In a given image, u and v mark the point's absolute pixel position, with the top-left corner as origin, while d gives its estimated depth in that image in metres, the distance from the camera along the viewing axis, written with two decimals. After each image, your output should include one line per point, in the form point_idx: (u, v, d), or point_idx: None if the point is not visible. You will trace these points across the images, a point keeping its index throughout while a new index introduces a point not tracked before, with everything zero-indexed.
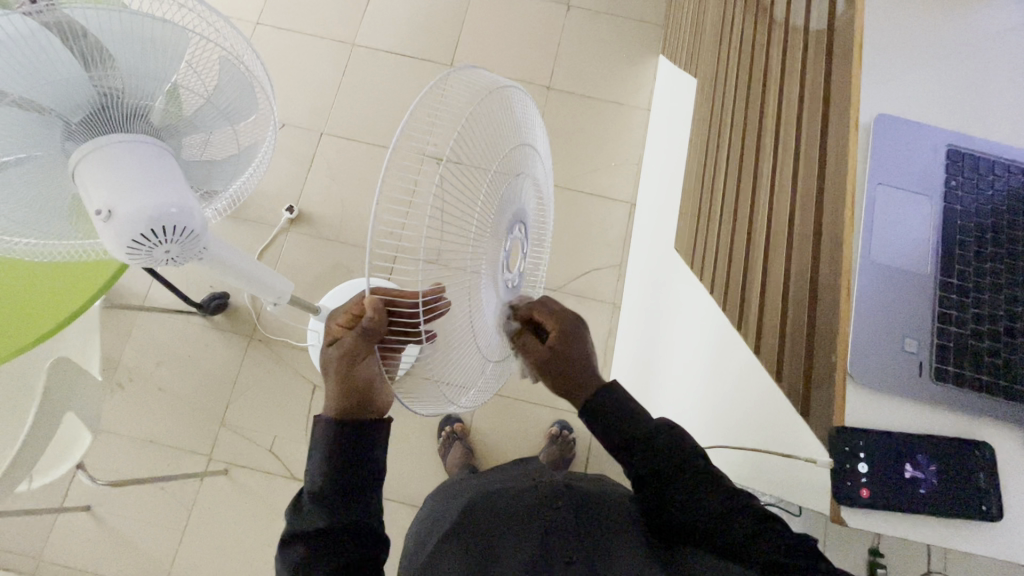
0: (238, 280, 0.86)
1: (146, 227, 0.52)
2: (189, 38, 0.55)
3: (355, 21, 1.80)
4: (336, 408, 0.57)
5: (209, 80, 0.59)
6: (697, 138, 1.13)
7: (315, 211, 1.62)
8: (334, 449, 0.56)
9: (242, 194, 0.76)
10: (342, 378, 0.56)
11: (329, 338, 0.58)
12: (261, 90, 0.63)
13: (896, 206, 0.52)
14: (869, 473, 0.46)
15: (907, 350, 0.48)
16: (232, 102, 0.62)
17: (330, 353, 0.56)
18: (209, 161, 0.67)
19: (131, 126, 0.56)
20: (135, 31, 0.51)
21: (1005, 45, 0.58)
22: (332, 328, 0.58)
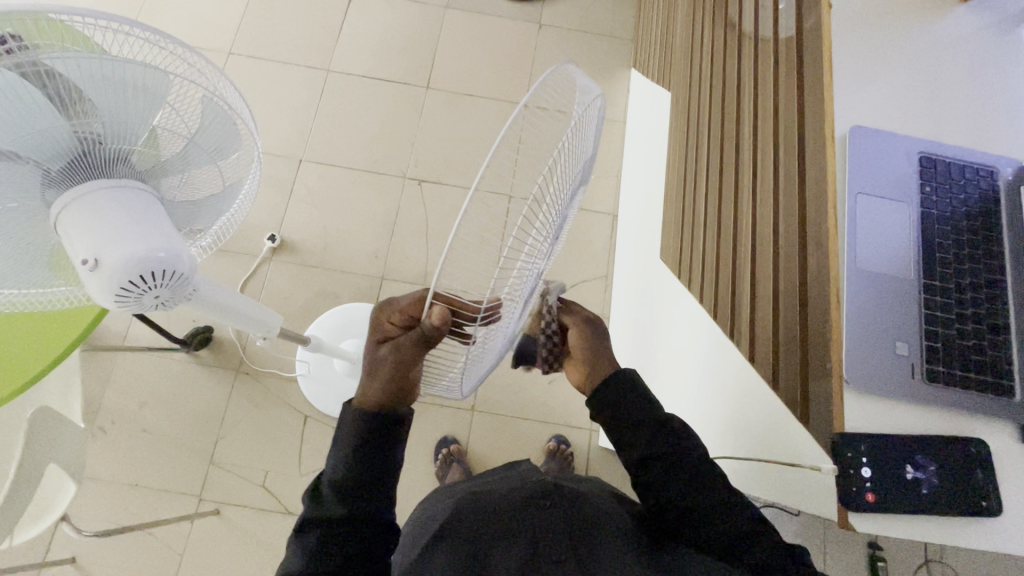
0: (224, 317, 0.84)
1: (133, 274, 0.51)
2: (171, 81, 0.54)
3: (329, 47, 1.80)
4: (375, 401, 0.60)
5: (193, 121, 0.59)
6: (676, 150, 1.16)
7: (298, 239, 1.61)
8: (352, 439, 0.59)
9: (229, 230, 0.74)
10: (390, 375, 0.59)
11: (378, 334, 0.60)
12: (245, 127, 0.63)
13: (878, 213, 0.54)
14: (872, 477, 0.46)
15: (899, 354, 0.49)
16: (217, 140, 0.62)
17: (382, 352, 0.59)
18: (197, 199, 0.66)
19: (113, 172, 0.55)
20: (116, 77, 0.50)
21: (965, 53, 0.61)
22: (385, 324, 0.60)
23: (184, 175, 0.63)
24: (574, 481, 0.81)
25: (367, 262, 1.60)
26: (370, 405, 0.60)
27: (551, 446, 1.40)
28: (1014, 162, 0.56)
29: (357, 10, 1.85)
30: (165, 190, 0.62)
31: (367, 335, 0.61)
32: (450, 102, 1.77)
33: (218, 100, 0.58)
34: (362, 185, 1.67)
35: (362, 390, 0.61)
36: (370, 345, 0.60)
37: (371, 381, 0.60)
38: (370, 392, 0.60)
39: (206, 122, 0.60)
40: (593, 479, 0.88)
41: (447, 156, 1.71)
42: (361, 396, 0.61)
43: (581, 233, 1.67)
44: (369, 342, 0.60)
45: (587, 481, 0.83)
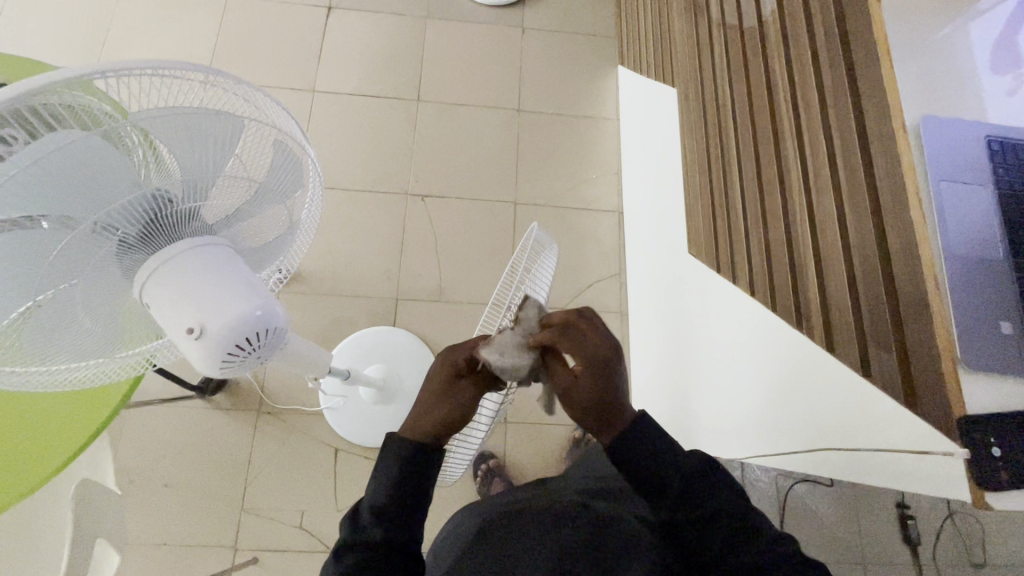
0: (282, 360, 0.78)
1: (241, 336, 0.49)
2: (243, 124, 0.51)
3: (312, 67, 1.75)
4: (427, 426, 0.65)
5: (251, 158, 0.55)
6: (693, 144, 1.17)
7: (304, 268, 1.56)
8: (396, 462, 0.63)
9: (289, 270, 0.70)
10: (457, 411, 0.67)
11: (451, 372, 0.69)
12: (310, 164, 0.59)
13: (963, 199, 0.55)
14: (1004, 454, 0.48)
15: (1006, 334, 0.51)
16: (279, 172, 0.57)
17: (458, 388, 0.68)
18: (264, 244, 0.62)
19: (189, 228, 0.51)
20: (195, 127, 0.47)
21: (1005, 35, 0.63)
22: (460, 362, 0.70)
23: (250, 222, 0.59)
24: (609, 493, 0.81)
25: (380, 283, 1.57)
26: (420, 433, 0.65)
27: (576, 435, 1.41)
28: None
29: (337, 27, 1.80)
30: (231, 240, 0.58)
31: (435, 371, 0.69)
32: (444, 113, 1.75)
33: (273, 128, 0.53)
34: (364, 206, 1.63)
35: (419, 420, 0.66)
36: (444, 381, 0.68)
37: (434, 412, 0.66)
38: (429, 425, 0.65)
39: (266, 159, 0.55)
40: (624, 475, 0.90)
41: (448, 168, 1.69)
42: (412, 425, 0.66)
43: (590, 234, 1.68)
44: (441, 378, 0.69)
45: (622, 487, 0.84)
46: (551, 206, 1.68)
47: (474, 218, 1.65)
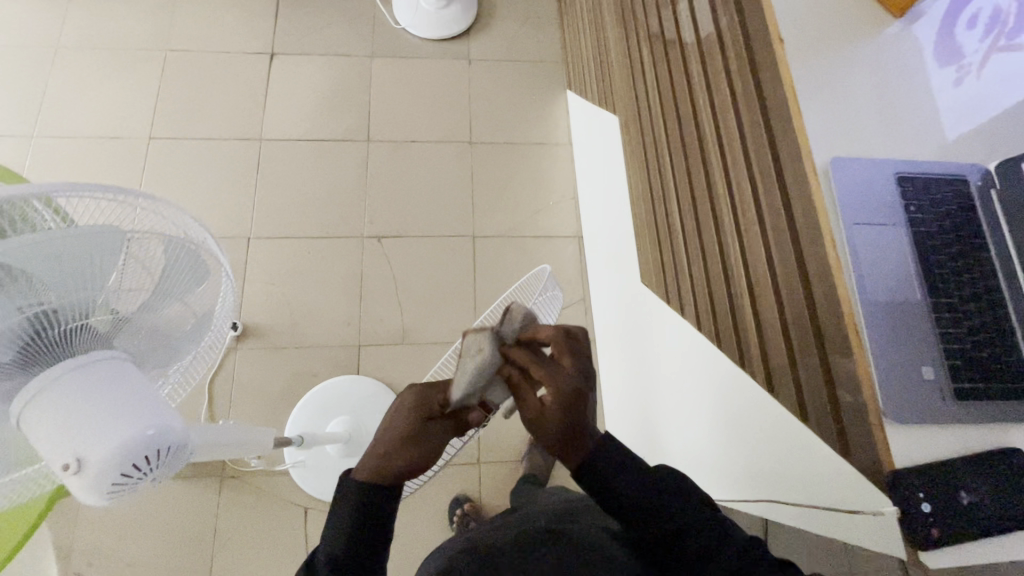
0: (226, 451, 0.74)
1: (128, 463, 0.46)
2: (128, 236, 0.49)
3: (258, 115, 1.73)
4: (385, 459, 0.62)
5: (159, 269, 0.53)
6: (636, 172, 1.17)
7: (261, 321, 1.52)
8: (348, 512, 0.60)
9: (197, 368, 0.68)
10: (424, 454, 0.64)
11: (423, 413, 0.66)
12: (215, 261, 0.57)
13: (875, 240, 0.55)
14: (933, 509, 0.46)
15: (927, 379, 0.50)
16: (185, 281, 0.56)
17: (429, 432, 0.65)
18: (167, 347, 0.60)
19: (74, 345, 0.49)
20: (71, 249, 0.45)
21: (905, 68, 0.64)
22: (433, 403, 0.67)
23: (151, 325, 0.57)
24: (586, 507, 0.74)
25: (341, 331, 1.53)
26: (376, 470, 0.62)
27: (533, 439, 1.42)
28: (980, 166, 0.59)
29: (281, 73, 1.78)
30: (130, 346, 0.55)
31: (405, 408, 0.66)
32: (395, 152, 1.73)
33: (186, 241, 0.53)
34: (320, 252, 1.61)
35: (384, 462, 0.62)
36: (414, 421, 0.65)
37: (402, 451, 0.62)
38: (394, 467, 0.61)
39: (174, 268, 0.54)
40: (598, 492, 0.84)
41: (402, 206, 1.67)
42: (370, 462, 0.62)
43: (552, 261, 1.66)
44: (412, 417, 0.65)
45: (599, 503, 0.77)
46: (509, 236, 1.67)
47: (433, 256, 1.63)
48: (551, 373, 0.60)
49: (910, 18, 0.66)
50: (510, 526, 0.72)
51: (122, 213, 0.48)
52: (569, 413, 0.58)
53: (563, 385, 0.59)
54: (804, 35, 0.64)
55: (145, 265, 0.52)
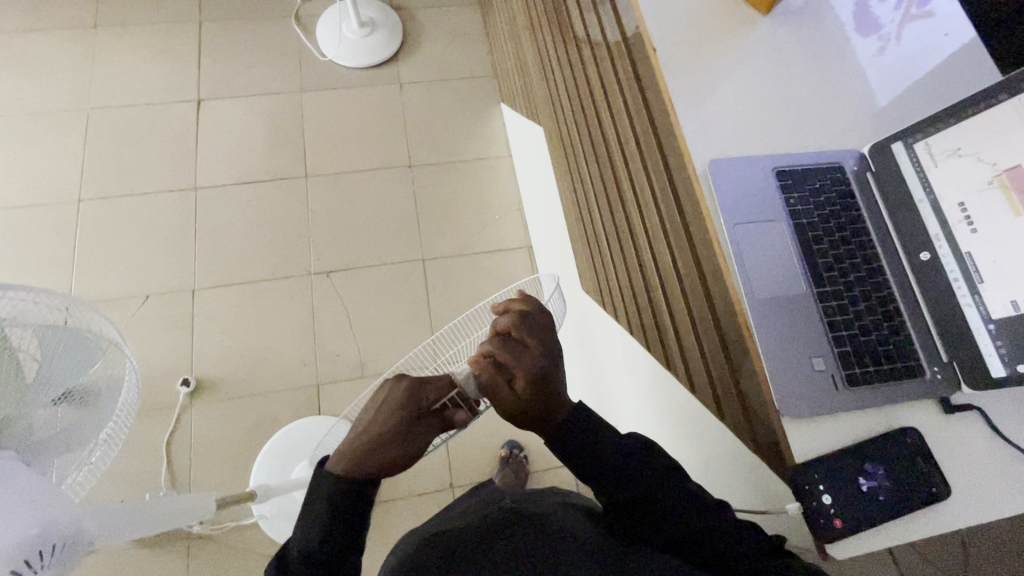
0: (157, 526, 0.72)
1: (16, 562, 0.46)
2: (11, 335, 0.54)
3: (191, 164, 1.70)
4: (361, 456, 0.61)
5: (39, 360, 0.57)
6: (564, 182, 1.18)
7: (215, 374, 1.49)
8: (322, 503, 0.59)
9: (106, 456, 0.70)
10: (408, 454, 0.63)
11: (412, 410, 0.65)
12: (106, 344, 0.62)
13: (758, 238, 0.57)
14: (833, 499, 0.48)
15: (819, 369, 0.52)
16: (69, 362, 0.60)
17: (416, 431, 0.64)
18: (62, 436, 0.62)
19: None
20: None
21: (773, 69, 0.68)
22: (423, 400, 0.66)
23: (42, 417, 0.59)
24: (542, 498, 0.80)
25: (299, 372, 1.51)
26: (353, 467, 0.60)
27: (504, 454, 1.42)
28: (855, 153, 0.62)
29: (210, 119, 1.76)
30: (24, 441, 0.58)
31: (394, 404, 0.64)
32: (335, 184, 1.72)
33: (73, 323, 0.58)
34: (268, 295, 1.58)
35: (366, 459, 0.61)
36: (403, 418, 0.64)
37: (387, 449, 0.62)
38: (377, 463, 0.61)
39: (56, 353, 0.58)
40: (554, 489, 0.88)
41: (349, 238, 1.66)
42: (347, 455, 0.61)
43: (505, 274, 1.66)
44: (400, 414, 0.64)
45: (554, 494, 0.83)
46: (459, 255, 1.67)
47: (385, 284, 1.62)
48: (521, 357, 0.61)
49: (777, 21, 0.70)
50: (476, 511, 0.76)
51: (11, 311, 0.54)
52: (541, 392, 0.60)
53: (533, 367, 0.60)
54: (677, 45, 0.67)
55: (24, 358, 0.56)
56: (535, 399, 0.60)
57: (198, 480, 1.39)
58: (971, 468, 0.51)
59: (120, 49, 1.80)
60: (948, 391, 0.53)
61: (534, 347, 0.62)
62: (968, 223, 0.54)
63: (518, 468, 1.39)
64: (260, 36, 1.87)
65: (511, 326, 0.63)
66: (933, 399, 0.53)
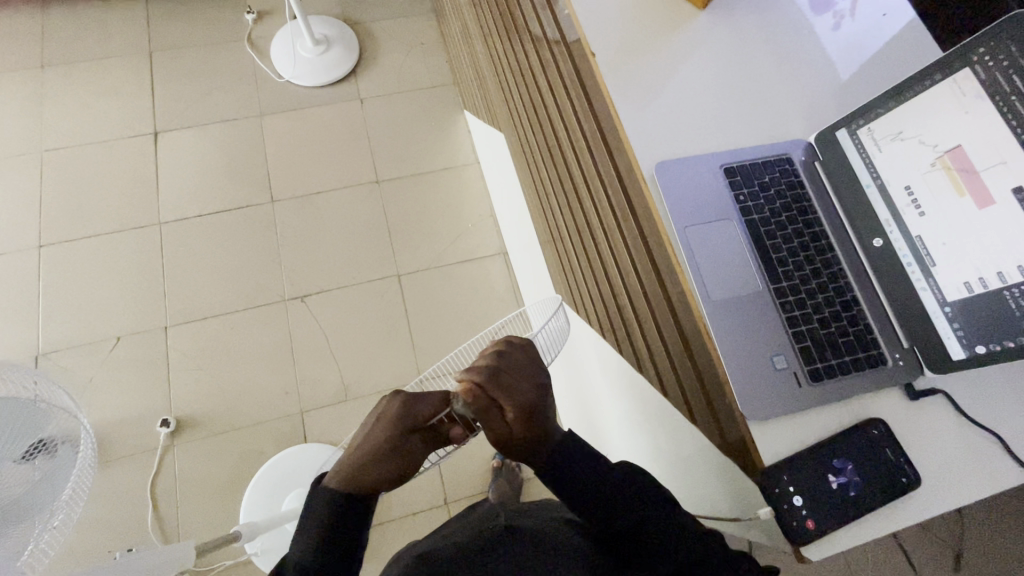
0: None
1: None
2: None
3: (152, 199, 1.66)
4: (351, 473, 0.58)
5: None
6: (528, 189, 1.17)
7: (194, 411, 1.46)
8: (318, 517, 0.56)
9: (70, 518, 0.71)
10: (398, 472, 0.59)
11: (404, 426, 0.59)
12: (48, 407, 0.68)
13: (711, 241, 0.59)
14: (804, 502, 0.50)
15: (779, 366, 0.54)
16: (22, 431, 0.64)
17: (406, 449, 0.59)
18: (33, 495, 0.64)
19: None
20: None
21: (712, 72, 0.70)
22: (416, 415, 0.60)
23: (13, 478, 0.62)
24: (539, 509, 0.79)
25: (280, 401, 1.48)
26: (343, 482, 0.57)
27: (496, 464, 1.41)
28: (802, 142, 0.66)
29: (168, 151, 1.72)
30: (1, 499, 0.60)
31: (385, 420, 0.60)
32: (303, 207, 1.69)
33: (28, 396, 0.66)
34: (243, 326, 1.55)
35: (355, 477, 0.58)
36: (393, 435, 0.59)
37: (376, 467, 0.58)
38: (366, 480, 0.57)
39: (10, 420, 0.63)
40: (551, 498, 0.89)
41: (321, 260, 1.64)
42: (338, 473, 0.58)
43: (481, 282, 1.65)
44: (391, 431, 0.59)
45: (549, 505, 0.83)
46: (435, 267, 1.65)
47: (361, 304, 1.60)
48: (512, 391, 0.57)
49: (708, 25, 0.73)
50: (464, 530, 0.76)
51: None
52: (534, 425, 0.58)
53: (524, 400, 0.58)
54: (618, 57, 0.69)
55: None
56: (527, 433, 0.58)
57: (185, 522, 1.35)
58: (942, 455, 0.53)
59: (68, 87, 1.76)
60: (909, 376, 0.55)
61: (523, 379, 0.59)
62: (916, 207, 0.57)
63: (512, 477, 1.38)
64: (213, 62, 1.84)
65: (501, 360, 0.59)
66: (894, 388, 0.55)
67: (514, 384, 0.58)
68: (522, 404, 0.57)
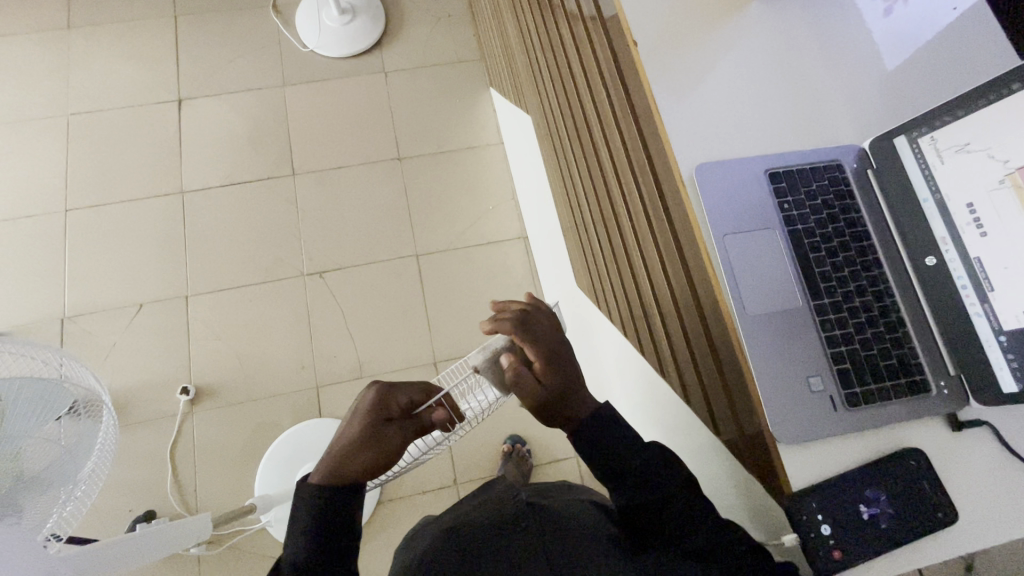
0: (159, 551, 0.73)
1: None
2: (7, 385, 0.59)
3: (174, 167, 1.66)
4: (329, 466, 0.57)
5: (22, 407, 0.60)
6: (553, 175, 1.14)
7: (213, 381, 1.48)
8: (332, 512, 0.55)
9: (91, 489, 0.72)
10: (381, 461, 0.58)
11: (380, 415, 0.60)
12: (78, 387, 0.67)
13: (748, 249, 0.57)
14: (831, 530, 0.48)
15: (814, 388, 0.52)
16: (41, 411, 0.63)
17: (387, 438, 0.59)
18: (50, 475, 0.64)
19: None
20: None
21: (758, 66, 0.66)
22: (392, 404, 0.61)
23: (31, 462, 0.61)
24: (556, 495, 0.79)
25: (296, 375, 1.50)
26: (326, 475, 0.56)
27: (506, 448, 1.42)
28: (855, 147, 0.62)
29: (191, 120, 1.71)
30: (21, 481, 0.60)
31: (361, 412, 0.60)
32: (324, 182, 1.68)
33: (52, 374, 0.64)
34: (261, 298, 1.56)
35: (338, 469, 0.57)
36: (371, 423, 0.59)
37: (357, 456, 0.57)
38: (349, 470, 0.57)
39: (28, 401, 0.61)
40: (568, 484, 0.89)
41: (340, 237, 1.63)
42: (321, 465, 0.57)
43: (499, 266, 1.63)
44: (367, 420, 0.59)
45: (568, 491, 0.83)
46: (453, 248, 1.63)
47: (378, 282, 1.59)
48: (540, 343, 0.59)
49: (756, 14, 0.68)
50: (479, 508, 0.77)
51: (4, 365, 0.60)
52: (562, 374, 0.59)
53: (550, 351, 0.59)
54: (660, 44, 0.64)
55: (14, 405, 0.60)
56: (557, 388, 0.58)
57: (203, 485, 1.40)
58: (981, 490, 0.50)
59: (94, 51, 1.75)
60: (952, 406, 0.53)
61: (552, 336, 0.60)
62: (977, 226, 0.53)
63: (522, 461, 1.39)
64: (237, 29, 1.81)
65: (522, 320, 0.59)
66: (936, 416, 0.53)
67: (545, 334, 0.60)
68: (549, 354, 0.59)
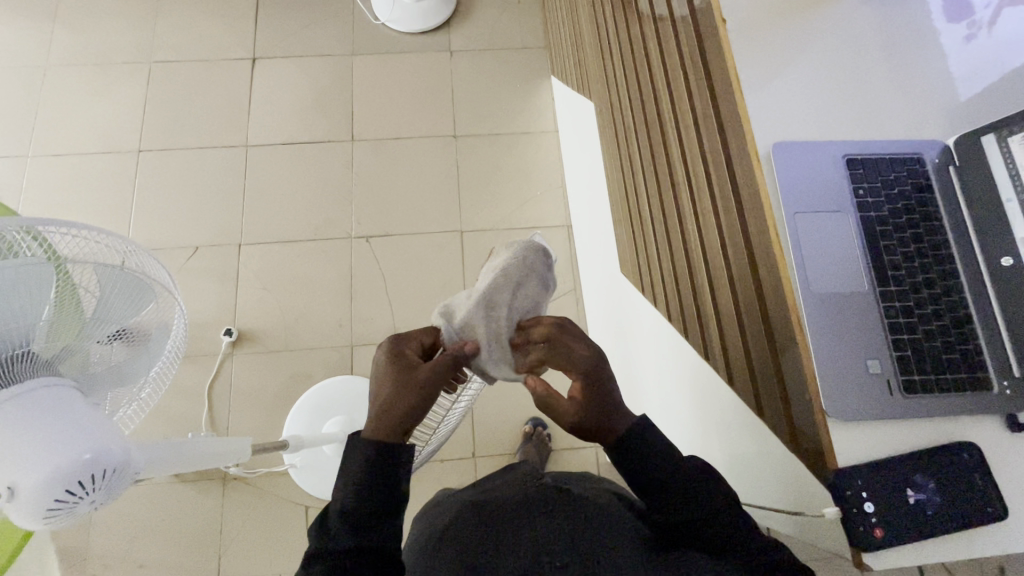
0: (204, 462, 0.75)
1: (73, 480, 0.49)
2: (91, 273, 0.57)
3: (242, 122, 1.74)
4: (377, 421, 0.57)
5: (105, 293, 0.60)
6: (610, 160, 1.15)
7: (255, 328, 1.55)
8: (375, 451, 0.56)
9: (156, 392, 0.75)
10: (422, 395, 0.58)
11: (399, 359, 0.62)
12: (164, 290, 0.65)
13: (818, 229, 0.58)
14: (875, 508, 0.49)
15: (873, 370, 0.53)
16: (127, 300, 0.62)
17: (416, 372, 0.60)
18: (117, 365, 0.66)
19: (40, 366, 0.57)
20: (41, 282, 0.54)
21: (845, 53, 0.65)
22: (407, 349, 0.63)
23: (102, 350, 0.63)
24: (579, 483, 0.80)
25: (333, 333, 1.55)
26: (377, 433, 0.57)
27: (527, 430, 1.43)
28: (939, 143, 0.61)
29: (262, 78, 1.78)
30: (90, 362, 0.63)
31: (382, 364, 0.62)
32: (381, 150, 1.72)
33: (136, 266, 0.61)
34: (309, 255, 1.62)
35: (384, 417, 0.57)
36: (395, 368, 0.60)
37: (397, 398, 0.58)
38: (394, 412, 0.57)
39: (113, 291, 0.60)
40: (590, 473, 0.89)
41: (390, 206, 1.67)
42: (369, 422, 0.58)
43: None
44: (390, 368, 0.60)
45: (591, 479, 0.84)
46: (497, 228, 1.66)
47: (422, 253, 1.63)
48: (570, 362, 0.60)
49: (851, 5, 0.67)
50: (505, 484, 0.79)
51: (97, 249, 0.57)
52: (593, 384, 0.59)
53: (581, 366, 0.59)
54: (748, 22, 0.65)
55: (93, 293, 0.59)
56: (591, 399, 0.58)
57: (236, 424, 1.46)
58: None
59: (182, 5, 1.85)
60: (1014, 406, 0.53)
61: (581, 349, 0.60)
62: None
63: (541, 445, 1.40)
64: None
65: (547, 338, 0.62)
66: (996, 416, 0.53)
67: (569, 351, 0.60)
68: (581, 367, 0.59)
